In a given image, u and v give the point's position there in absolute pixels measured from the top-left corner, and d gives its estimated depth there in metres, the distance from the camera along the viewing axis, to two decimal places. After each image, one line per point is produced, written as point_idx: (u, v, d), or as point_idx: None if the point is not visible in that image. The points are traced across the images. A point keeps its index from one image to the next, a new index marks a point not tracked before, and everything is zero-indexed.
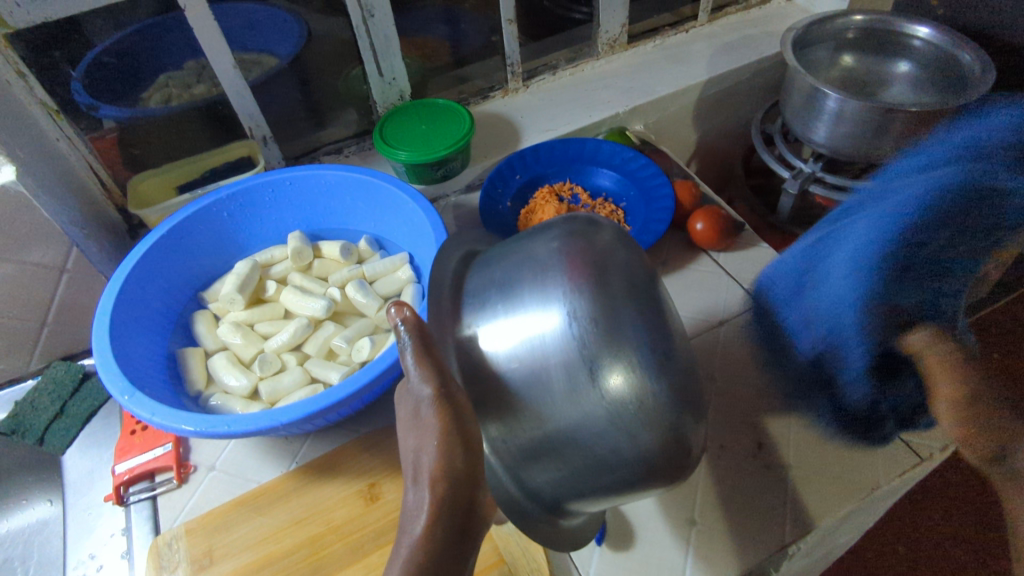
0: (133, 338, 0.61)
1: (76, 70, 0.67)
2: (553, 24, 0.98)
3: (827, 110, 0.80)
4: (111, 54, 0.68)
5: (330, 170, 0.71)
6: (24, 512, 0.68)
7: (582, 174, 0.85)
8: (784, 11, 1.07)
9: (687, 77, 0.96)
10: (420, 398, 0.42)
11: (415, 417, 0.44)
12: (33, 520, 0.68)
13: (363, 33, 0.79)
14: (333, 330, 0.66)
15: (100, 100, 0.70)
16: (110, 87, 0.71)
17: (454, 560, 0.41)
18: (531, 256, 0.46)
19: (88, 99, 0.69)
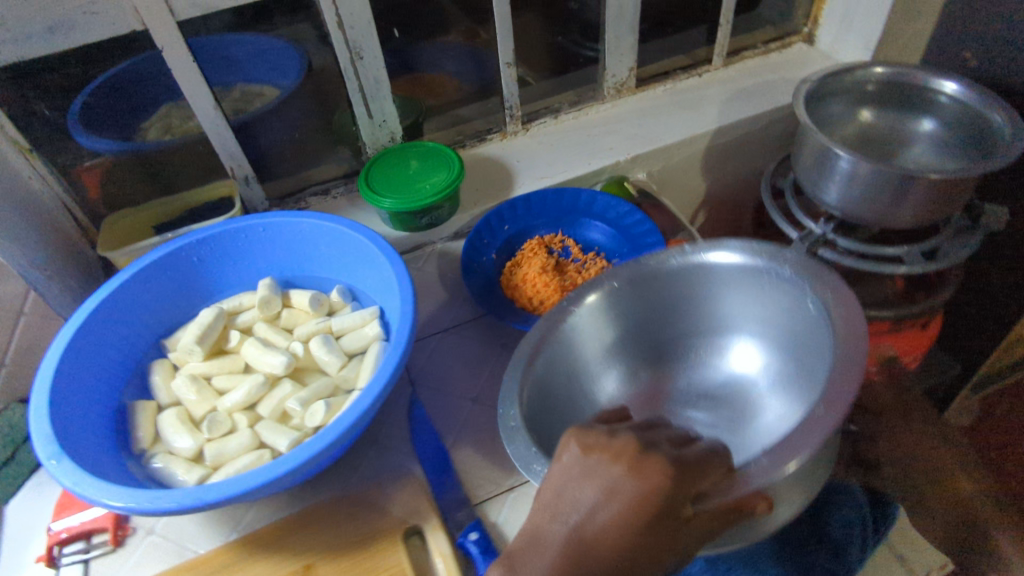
0: (80, 390, 0.59)
1: (69, 111, 0.66)
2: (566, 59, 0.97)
3: (840, 171, 0.74)
4: (99, 96, 0.67)
5: (305, 218, 0.69)
6: None
7: (576, 226, 0.81)
8: (807, 56, 1.02)
9: (697, 125, 0.91)
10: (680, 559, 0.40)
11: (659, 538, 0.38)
12: None
13: (352, 75, 0.77)
14: (290, 390, 0.63)
15: (99, 135, 0.70)
16: (109, 121, 0.70)
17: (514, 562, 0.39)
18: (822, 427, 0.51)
19: (87, 137, 0.69)
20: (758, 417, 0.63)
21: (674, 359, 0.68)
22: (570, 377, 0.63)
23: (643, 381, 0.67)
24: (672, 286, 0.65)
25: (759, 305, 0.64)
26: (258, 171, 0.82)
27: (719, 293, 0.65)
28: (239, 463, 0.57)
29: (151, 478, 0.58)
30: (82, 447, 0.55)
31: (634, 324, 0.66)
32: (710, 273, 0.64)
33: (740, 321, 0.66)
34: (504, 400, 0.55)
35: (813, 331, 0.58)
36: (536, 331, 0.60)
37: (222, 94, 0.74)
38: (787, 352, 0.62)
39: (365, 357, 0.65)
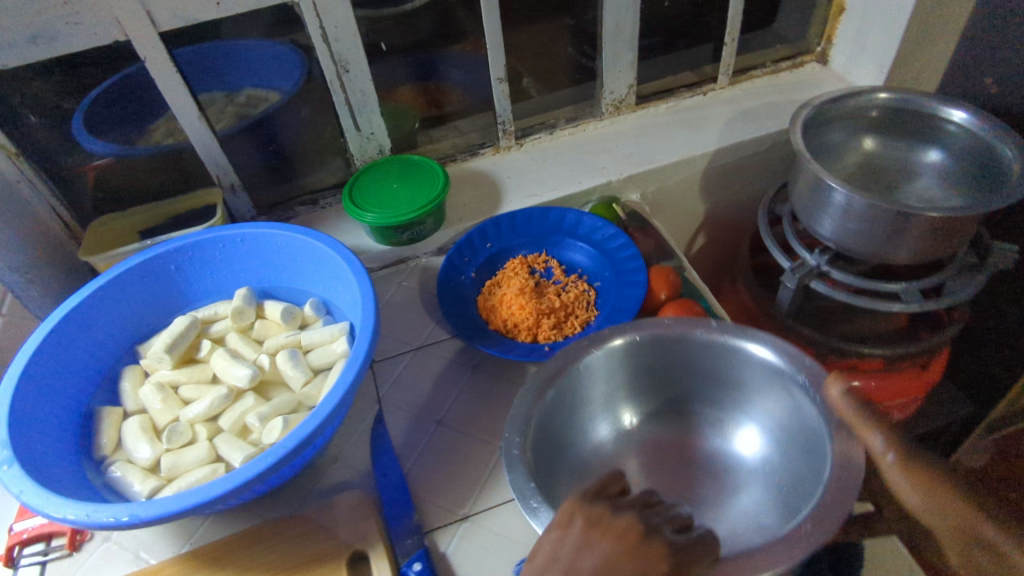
0: (46, 395, 0.60)
1: (76, 121, 0.69)
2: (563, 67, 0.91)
3: (834, 204, 0.70)
4: (101, 104, 0.69)
5: (280, 230, 0.69)
6: None
7: (558, 246, 0.80)
8: (819, 77, 0.98)
9: (695, 146, 0.89)
10: None
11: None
12: None
13: (338, 88, 0.78)
14: (252, 404, 0.63)
15: (112, 141, 0.73)
16: (115, 127, 0.72)
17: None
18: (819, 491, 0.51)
19: (101, 146, 0.72)
20: (738, 502, 0.59)
21: (677, 419, 0.65)
22: (568, 418, 0.61)
23: (637, 431, 0.64)
24: (697, 354, 0.62)
25: (778, 402, 0.59)
26: (247, 180, 0.83)
27: (743, 380, 0.61)
28: (191, 476, 0.57)
29: (108, 486, 0.58)
30: (38, 451, 0.55)
31: (645, 375, 0.64)
32: (741, 356, 0.60)
33: (753, 417, 0.61)
34: (512, 424, 0.55)
35: (821, 452, 0.53)
36: (550, 368, 0.59)
37: (209, 103, 0.75)
38: (791, 462, 0.58)
39: (330, 374, 0.65)
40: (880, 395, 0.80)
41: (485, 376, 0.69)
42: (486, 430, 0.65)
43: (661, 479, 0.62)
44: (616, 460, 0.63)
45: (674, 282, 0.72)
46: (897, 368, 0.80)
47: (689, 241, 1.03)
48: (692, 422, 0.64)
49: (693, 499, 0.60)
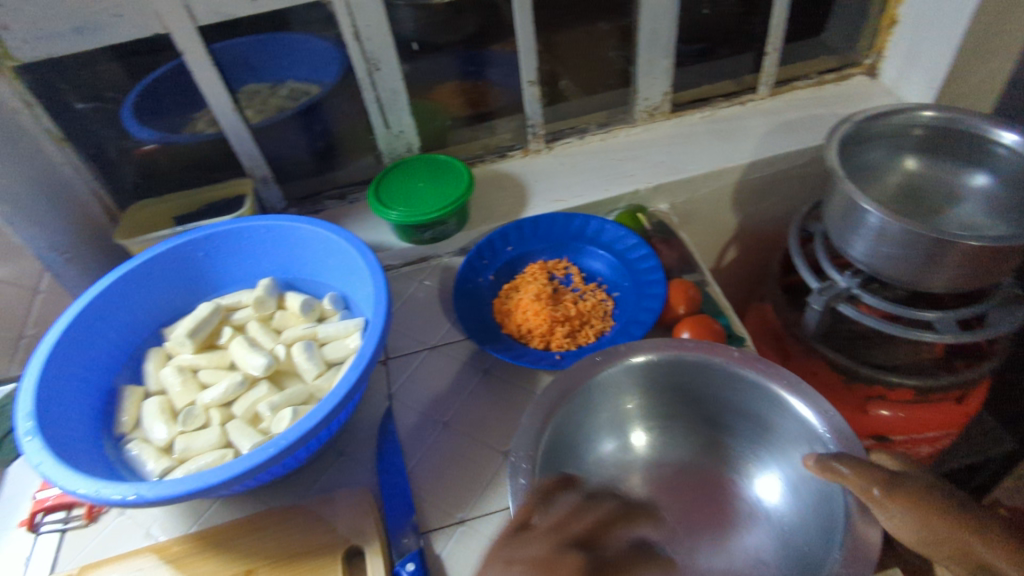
0: (72, 371, 0.62)
1: (126, 108, 0.72)
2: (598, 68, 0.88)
3: (868, 226, 0.67)
4: (145, 93, 0.72)
5: (303, 223, 0.71)
6: None
7: (580, 253, 0.79)
8: (867, 91, 0.94)
9: (728, 158, 0.86)
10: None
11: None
12: None
13: (369, 86, 0.79)
14: (265, 393, 0.64)
15: (160, 129, 0.76)
16: (162, 115, 0.75)
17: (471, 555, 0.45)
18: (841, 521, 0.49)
19: (149, 133, 0.75)
20: (742, 540, 0.57)
21: (692, 444, 0.63)
22: (578, 432, 0.60)
23: (648, 451, 0.63)
24: (719, 383, 0.60)
25: (798, 449, 0.56)
26: (279, 172, 0.85)
27: (765, 418, 0.59)
28: (201, 460, 0.59)
29: (124, 464, 0.61)
30: (60, 424, 0.58)
31: (664, 395, 0.62)
32: (763, 393, 0.58)
33: (773, 460, 0.59)
34: (518, 443, 0.53)
35: (833, 515, 0.51)
36: (562, 385, 0.58)
37: (245, 96, 0.77)
38: (804, 512, 0.55)
39: (342, 368, 0.66)
40: (910, 427, 0.77)
41: (495, 380, 0.69)
42: (492, 435, 0.65)
43: (666, 502, 0.60)
44: (624, 476, 0.62)
45: (693, 296, 0.71)
46: (932, 399, 0.76)
47: (719, 254, 1.01)
48: (707, 451, 0.62)
49: (697, 527, 0.58)
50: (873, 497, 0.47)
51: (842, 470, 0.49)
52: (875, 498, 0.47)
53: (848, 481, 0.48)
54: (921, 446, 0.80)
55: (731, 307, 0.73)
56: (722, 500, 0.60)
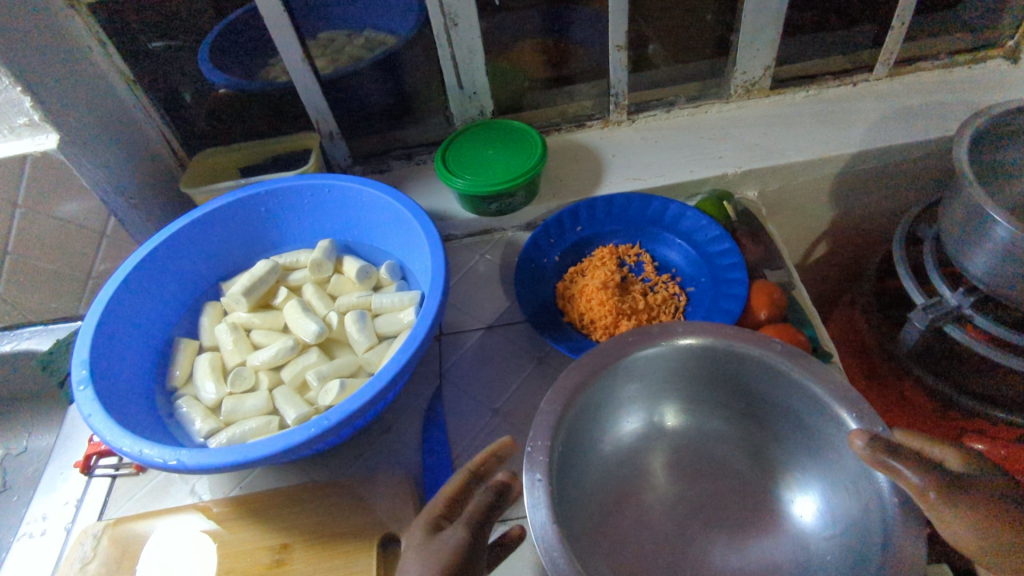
0: (130, 320, 0.62)
1: (200, 54, 0.70)
2: (695, 33, 0.81)
3: (994, 240, 0.58)
4: (220, 40, 0.70)
5: (367, 187, 0.67)
6: (31, 440, 0.81)
7: (655, 240, 0.73)
8: (1006, 77, 0.81)
9: (833, 144, 0.77)
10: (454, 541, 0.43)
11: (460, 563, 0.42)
12: (40, 451, 0.80)
13: (444, 42, 0.74)
14: (315, 361, 0.63)
15: (231, 75, 0.73)
16: (233, 61, 0.73)
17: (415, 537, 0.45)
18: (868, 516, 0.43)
19: (221, 79, 0.73)
20: (758, 541, 0.49)
21: (722, 430, 0.55)
22: (598, 411, 0.52)
23: (676, 435, 0.55)
24: (760, 377, 0.50)
25: (834, 453, 0.47)
26: (346, 126, 0.82)
27: (811, 426, 0.49)
28: (246, 425, 0.58)
29: (174, 418, 0.61)
30: (113, 375, 0.58)
31: (697, 381, 0.53)
32: (807, 396, 0.48)
33: (804, 461, 0.50)
34: (535, 428, 0.46)
35: (871, 541, 0.42)
36: (576, 371, 0.49)
37: (313, 46, 0.73)
38: (834, 531, 0.46)
39: (394, 343, 0.63)
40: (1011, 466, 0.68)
41: (551, 369, 0.66)
42: None
43: (687, 488, 0.53)
44: (645, 458, 0.55)
45: (778, 300, 0.64)
46: None
47: (808, 249, 0.93)
48: (741, 447, 0.54)
49: (714, 522, 0.51)
50: (927, 500, 0.39)
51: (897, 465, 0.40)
52: (930, 502, 0.39)
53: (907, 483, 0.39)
54: None
55: (818, 314, 0.66)
56: (746, 499, 0.52)
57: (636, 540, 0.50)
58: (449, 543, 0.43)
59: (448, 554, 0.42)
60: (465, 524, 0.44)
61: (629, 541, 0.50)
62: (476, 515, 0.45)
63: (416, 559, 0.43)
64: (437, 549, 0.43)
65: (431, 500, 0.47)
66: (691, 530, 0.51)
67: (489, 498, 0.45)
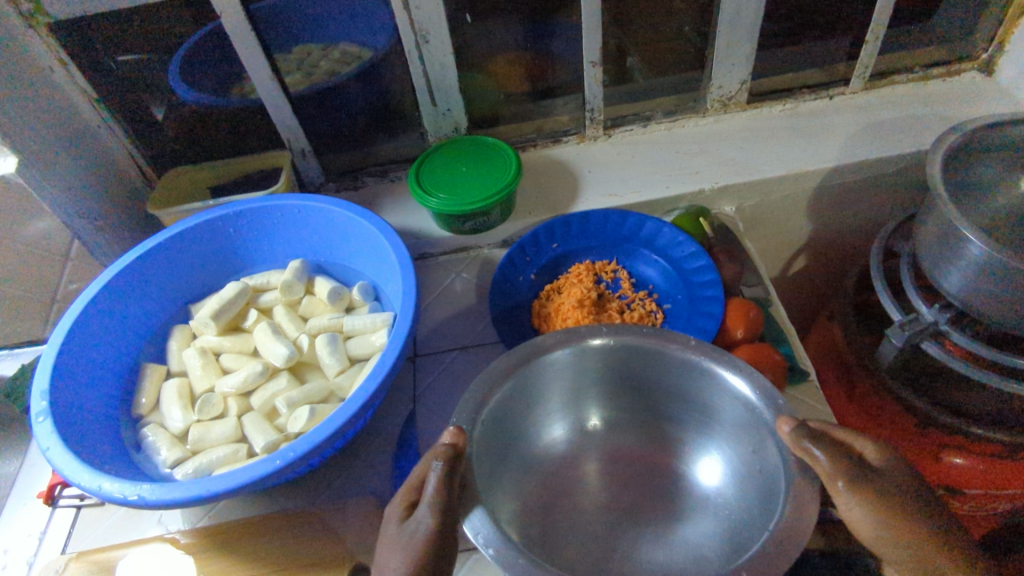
0: (93, 345, 0.61)
1: (170, 68, 0.69)
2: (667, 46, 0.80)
3: (966, 257, 0.58)
4: (192, 56, 0.69)
5: (337, 208, 0.66)
6: None
7: (632, 256, 0.73)
8: (979, 90, 0.82)
9: (808, 159, 0.77)
10: (421, 524, 0.41)
11: (434, 552, 0.41)
12: None
13: (416, 59, 0.73)
14: (284, 387, 0.61)
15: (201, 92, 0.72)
16: (203, 77, 0.71)
17: (389, 527, 0.43)
18: (777, 481, 0.44)
19: (192, 96, 0.71)
20: (684, 533, 0.50)
21: (646, 430, 0.55)
22: (521, 413, 0.53)
23: (603, 437, 0.56)
24: (672, 372, 0.52)
25: (743, 438, 0.49)
26: (319, 144, 0.81)
27: (722, 417, 0.50)
28: (214, 454, 0.56)
29: (139, 449, 0.59)
30: (75, 405, 0.56)
31: (618, 382, 0.55)
32: (720, 386, 0.49)
33: (718, 449, 0.51)
34: (458, 410, 0.47)
35: (773, 508, 0.43)
36: (500, 364, 0.50)
37: (283, 62, 0.72)
38: (745, 513, 0.47)
39: (365, 367, 0.62)
40: (993, 481, 0.68)
41: None
42: None
43: (617, 490, 0.54)
44: (574, 460, 0.56)
45: (754, 318, 0.64)
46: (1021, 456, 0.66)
47: (787, 263, 0.92)
48: (663, 444, 0.55)
49: (642, 518, 0.52)
50: (833, 487, 0.41)
51: (817, 453, 0.41)
52: (836, 489, 0.41)
53: (818, 467, 0.41)
54: (999, 501, 0.71)
55: (795, 332, 0.66)
56: (671, 491, 0.53)
57: (569, 539, 0.51)
58: (420, 532, 0.41)
59: (420, 545, 0.40)
60: (430, 505, 0.41)
61: (561, 541, 0.51)
62: (438, 497, 0.41)
63: (390, 552, 0.41)
64: (409, 539, 0.41)
65: (409, 479, 0.44)
66: (621, 529, 0.51)
67: (440, 468, 0.42)
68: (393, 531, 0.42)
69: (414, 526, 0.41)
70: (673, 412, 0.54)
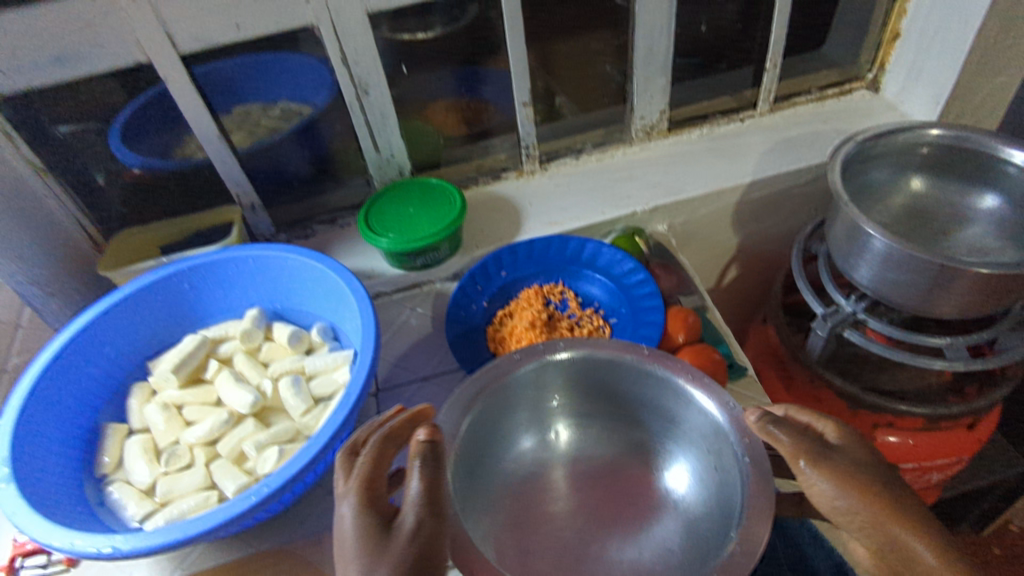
0: (51, 408, 0.60)
1: (110, 137, 0.70)
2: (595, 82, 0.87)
3: (872, 251, 0.65)
4: (134, 123, 0.70)
5: (293, 254, 0.69)
6: None
7: (577, 277, 0.77)
8: (869, 107, 0.92)
9: (728, 176, 0.85)
10: (410, 519, 0.42)
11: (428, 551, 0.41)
12: None
13: (357, 110, 0.77)
14: (251, 431, 0.62)
15: (146, 154, 0.73)
16: (146, 140, 0.73)
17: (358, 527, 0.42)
18: (733, 480, 0.49)
19: (136, 159, 0.73)
20: (653, 532, 0.53)
21: (611, 439, 0.58)
22: (488, 431, 0.55)
23: (570, 448, 0.59)
24: (630, 380, 0.56)
25: (702, 438, 0.53)
26: (268, 197, 0.84)
27: (679, 418, 0.54)
28: (184, 504, 0.57)
29: (106, 508, 0.59)
30: (36, 468, 0.56)
31: (581, 394, 0.58)
32: (677, 392, 0.54)
33: (679, 452, 0.55)
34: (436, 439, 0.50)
35: (733, 504, 0.47)
36: (467, 388, 0.53)
37: (229, 120, 0.75)
38: (709, 508, 0.51)
39: (330, 404, 0.64)
40: (924, 453, 0.74)
41: None
42: None
43: (588, 498, 0.56)
44: (541, 472, 0.58)
45: (693, 323, 0.69)
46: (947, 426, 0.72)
47: (720, 273, 0.98)
48: (627, 451, 0.58)
49: (611, 520, 0.54)
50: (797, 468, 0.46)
51: (778, 433, 0.47)
52: (799, 469, 0.46)
53: (782, 448, 0.47)
54: (932, 472, 0.76)
55: (731, 332, 0.71)
56: (639, 495, 0.55)
57: (545, 549, 0.53)
58: (413, 530, 0.41)
59: (416, 540, 0.41)
60: (417, 501, 0.43)
61: (536, 550, 0.53)
62: (425, 493, 0.43)
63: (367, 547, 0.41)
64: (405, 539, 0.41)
65: (358, 471, 0.45)
66: (594, 533, 0.54)
67: (424, 467, 0.44)
68: (368, 535, 0.42)
69: (409, 525, 0.42)
70: (633, 421, 0.58)
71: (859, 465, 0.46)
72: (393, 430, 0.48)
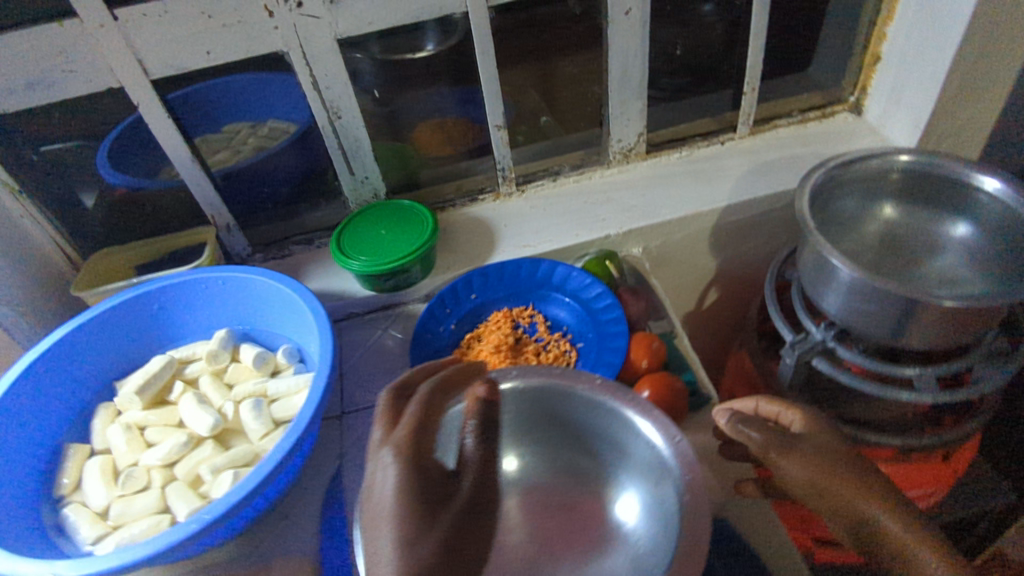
0: (13, 429, 0.61)
1: (99, 155, 0.72)
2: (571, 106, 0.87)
3: (839, 281, 0.64)
4: (117, 146, 0.72)
5: (260, 277, 0.69)
6: None
7: (546, 301, 0.77)
8: (851, 129, 0.91)
9: (703, 200, 0.84)
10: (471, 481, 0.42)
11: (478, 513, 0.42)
12: None
13: (330, 133, 0.78)
14: (209, 454, 0.62)
15: (130, 173, 0.75)
16: (131, 161, 0.75)
17: (419, 469, 0.40)
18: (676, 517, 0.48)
19: (121, 179, 0.75)
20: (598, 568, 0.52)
21: (562, 470, 0.57)
22: None
23: (520, 478, 0.57)
24: (581, 411, 0.55)
25: (651, 472, 0.52)
26: (244, 218, 0.85)
27: (630, 450, 0.54)
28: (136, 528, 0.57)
29: (60, 530, 0.59)
30: None
31: (533, 424, 0.57)
32: (627, 423, 0.53)
33: (628, 485, 0.54)
34: None
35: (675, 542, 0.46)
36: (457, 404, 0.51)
37: (205, 143, 0.76)
38: (654, 544, 0.50)
39: None
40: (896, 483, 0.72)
41: None
42: None
43: (535, 531, 0.55)
44: None
45: (656, 348, 0.68)
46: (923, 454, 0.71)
47: (700, 296, 0.97)
48: (578, 483, 0.57)
49: (557, 557, 0.53)
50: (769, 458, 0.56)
51: (747, 431, 0.57)
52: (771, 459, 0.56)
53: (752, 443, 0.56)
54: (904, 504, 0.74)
55: (698, 360, 0.70)
56: (587, 530, 0.54)
57: None
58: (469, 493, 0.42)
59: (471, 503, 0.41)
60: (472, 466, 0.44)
61: None
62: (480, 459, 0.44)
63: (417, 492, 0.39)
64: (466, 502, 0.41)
65: (412, 410, 0.43)
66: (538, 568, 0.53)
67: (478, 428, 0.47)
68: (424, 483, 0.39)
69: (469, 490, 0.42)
70: (585, 452, 0.57)
71: (819, 449, 0.56)
72: (446, 379, 0.48)
